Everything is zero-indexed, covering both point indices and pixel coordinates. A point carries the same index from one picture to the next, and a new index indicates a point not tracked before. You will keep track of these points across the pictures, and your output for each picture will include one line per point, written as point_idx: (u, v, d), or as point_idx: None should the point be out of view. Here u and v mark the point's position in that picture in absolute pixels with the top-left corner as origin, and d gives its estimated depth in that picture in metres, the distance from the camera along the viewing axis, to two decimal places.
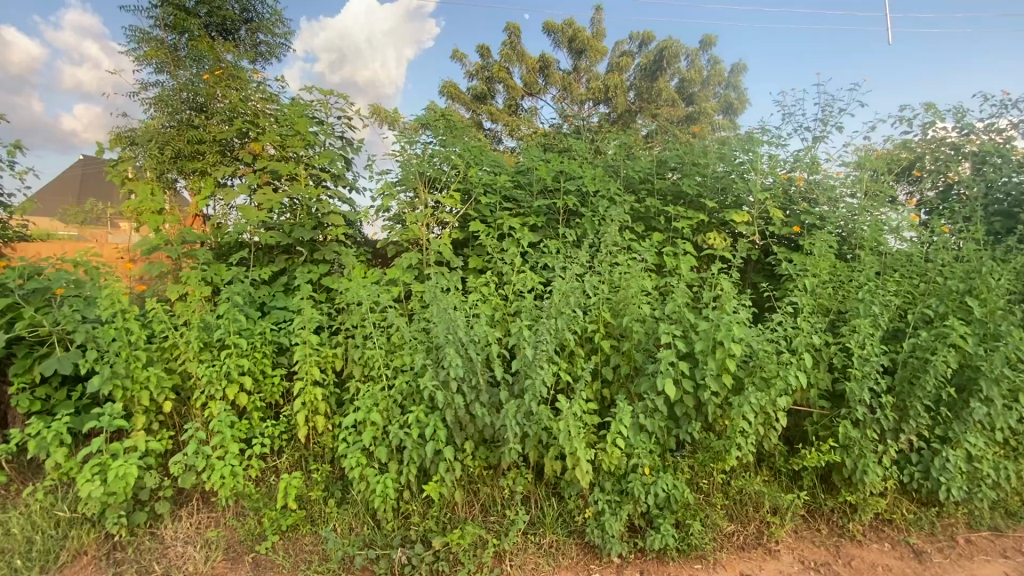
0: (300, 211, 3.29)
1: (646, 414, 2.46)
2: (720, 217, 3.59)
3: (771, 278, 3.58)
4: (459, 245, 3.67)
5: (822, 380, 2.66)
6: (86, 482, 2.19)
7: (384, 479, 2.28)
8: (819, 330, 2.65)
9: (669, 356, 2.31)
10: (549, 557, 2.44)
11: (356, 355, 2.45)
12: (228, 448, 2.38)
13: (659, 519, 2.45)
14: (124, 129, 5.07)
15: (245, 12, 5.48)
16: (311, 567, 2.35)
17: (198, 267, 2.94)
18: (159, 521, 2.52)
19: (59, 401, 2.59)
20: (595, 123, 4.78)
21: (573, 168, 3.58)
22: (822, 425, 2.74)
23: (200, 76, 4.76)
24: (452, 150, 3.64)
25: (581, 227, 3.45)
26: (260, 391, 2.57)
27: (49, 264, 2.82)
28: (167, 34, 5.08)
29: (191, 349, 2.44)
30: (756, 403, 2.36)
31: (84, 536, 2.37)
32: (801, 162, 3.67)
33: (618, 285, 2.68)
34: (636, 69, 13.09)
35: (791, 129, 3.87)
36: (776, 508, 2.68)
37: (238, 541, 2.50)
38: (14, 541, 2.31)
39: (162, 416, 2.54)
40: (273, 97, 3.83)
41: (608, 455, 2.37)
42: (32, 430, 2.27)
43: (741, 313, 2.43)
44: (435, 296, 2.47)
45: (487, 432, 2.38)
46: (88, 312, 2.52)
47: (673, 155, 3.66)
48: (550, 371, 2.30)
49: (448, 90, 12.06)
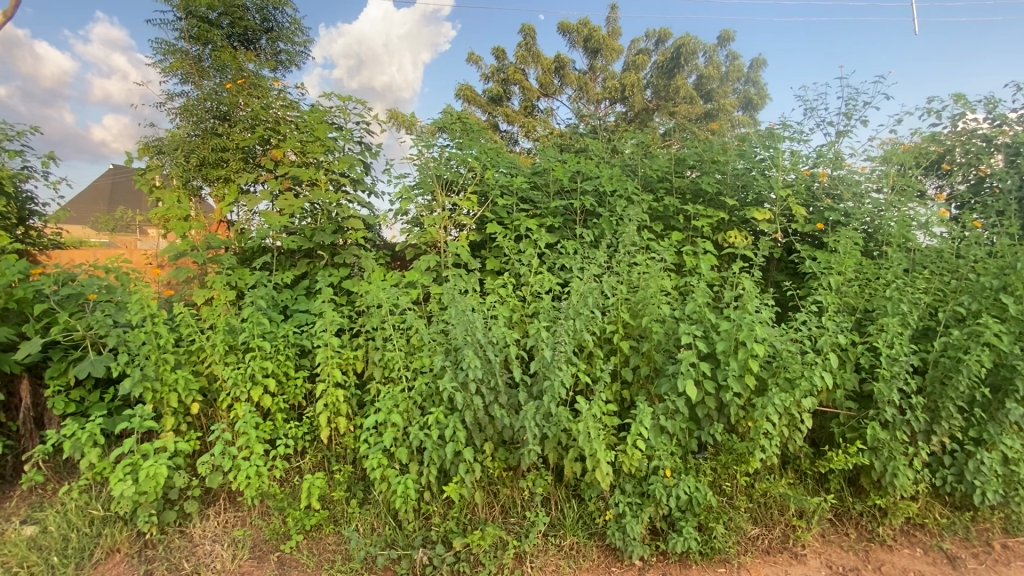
0: (320, 216, 3.34)
1: (667, 415, 2.44)
2: (741, 215, 3.55)
3: (794, 276, 3.52)
4: (476, 247, 3.69)
5: (849, 380, 2.59)
6: (118, 482, 2.26)
7: (406, 480, 2.30)
8: (844, 330, 2.59)
9: (690, 356, 2.28)
10: (570, 559, 2.43)
11: (377, 357, 2.48)
12: (253, 449, 2.43)
13: (681, 522, 2.42)
14: (151, 139, 5.23)
15: (266, 22, 5.59)
16: (335, 566, 2.38)
17: (224, 272, 3.01)
18: (188, 520, 2.58)
19: (92, 403, 2.68)
20: (611, 122, 4.75)
21: (591, 168, 3.57)
22: (849, 427, 2.68)
23: (224, 85, 4.88)
24: (469, 153, 3.67)
25: (598, 227, 3.44)
26: (284, 393, 2.61)
27: (82, 271, 2.91)
28: (191, 45, 5.22)
29: (217, 351, 2.49)
30: (781, 404, 2.31)
31: (117, 533, 2.44)
32: (824, 158, 3.56)
33: (637, 285, 2.66)
34: (653, 67, 12.89)
35: (814, 124, 3.78)
36: (802, 511, 2.62)
37: (263, 540, 2.55)
38: (51, 538, 2.39)
39: (189, 417, 2.60)
40: (294, 105, 3.90)
41: (629, 457, 2.35)
42: (67, 431, 2.35)
43: (763, 312, 2.38)
44: (454, 299, 2.48)
45: (506, 433, 2.39)
46: (119, 317, 2.59)
47: (692, 153, 3.62)
48: (569, 372, 2.28)
49: (465, 92, 12.14)
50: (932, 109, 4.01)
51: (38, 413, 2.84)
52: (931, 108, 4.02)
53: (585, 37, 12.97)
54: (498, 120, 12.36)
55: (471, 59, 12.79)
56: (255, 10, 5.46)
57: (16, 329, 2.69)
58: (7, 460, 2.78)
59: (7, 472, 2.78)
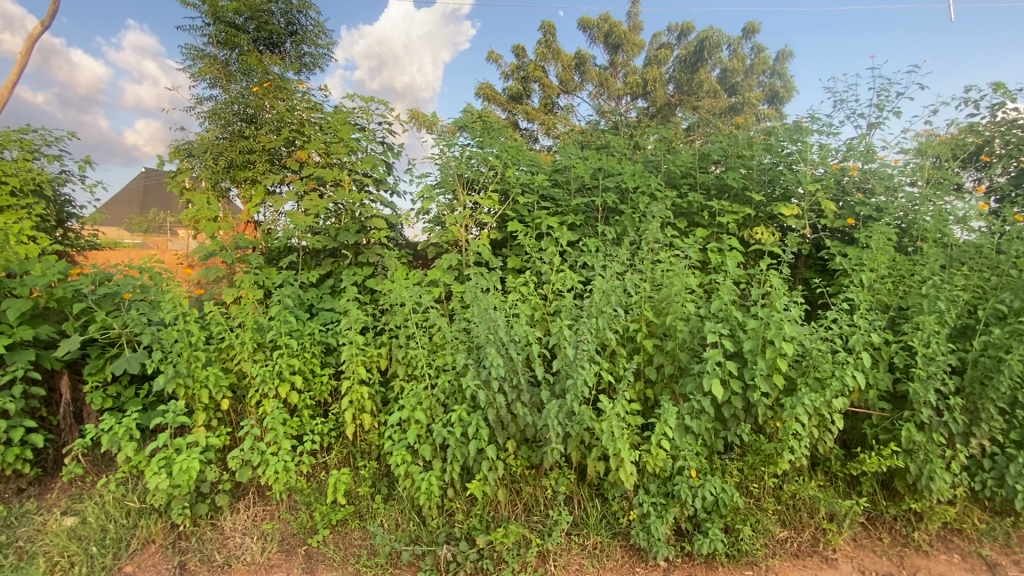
0: (344, 216, 3.39)
1: (692, 415, 2.40)
2: (768, 211, 3.47)
3: (823, 274, 3.43)
4: (497, 245, 3.70)
5: (882, 381, 2.52)
6: (154, 475, 2.33)
7: (429, 476, 2.32)
8: (877, 329, 2.51)
9: (716, 356, 2.24)
10: (593, 558, 2.42)
11: (400, 355, 2.51)
12: (282, 444, 2.48)
13: (707, 523, 2.38)
14: (182, 142, 5.39)
15: (290, 25, 5.68)
16: (360, 561, 2.42)
17: (252, 272, 3.08)
18: (220, 513, 2.64)
19: (128, 399, 2.78)
20: (633, 118, 4.69)
21: (613, 165, 3.53)
22: (882, 428, 2.60)
23: (250, 88, 4.98)
24: (490, 152, 3.68)
25: (620, 224, 3.40)
26: (310, 390, 2.66)
27: (118, 271, 3.00)
28: (219, 50, 5.35)
29: (246, 349, 2.55)
30: (810, 404, 2.25)
31: (153, 524, 2.51)
32: (855, 151, 3.48)
33: (660, 283, 2.63)
34: (676, 61, 12.70)
35: (843, 117, 3.67)
36: (833, 514, 2.55)
37: (291, 533, 2.60)
38: (90, 529, 2.48)
39: (220, 412, 2.67)
40: (318, 107, 3.89)
41: (653, 457, 2.33)
42: (105, 426, 2.44)
43: (792, 310, 2.33)
44: (476, 297, 2.49)
45: (529, 431, 2.39)
46: (153, 316, 2.67)
47: (716, 148, 3.55)
48: (592, 371, 2.26)
49: (485, 91, 12.15)
50: (970, 99, 3.85)
51: (77, 407, 2.95)
52: (968, 97, 3.85)
53: (606, 32, 12.84)
54: (518, 118, 12.32)
55: (491, 58, 12.82)
56: (279, 13, 5.55)
57: (56, 327, 2.79)
58: (48, 452, 2.89)
59: (49, 465, 2.89)
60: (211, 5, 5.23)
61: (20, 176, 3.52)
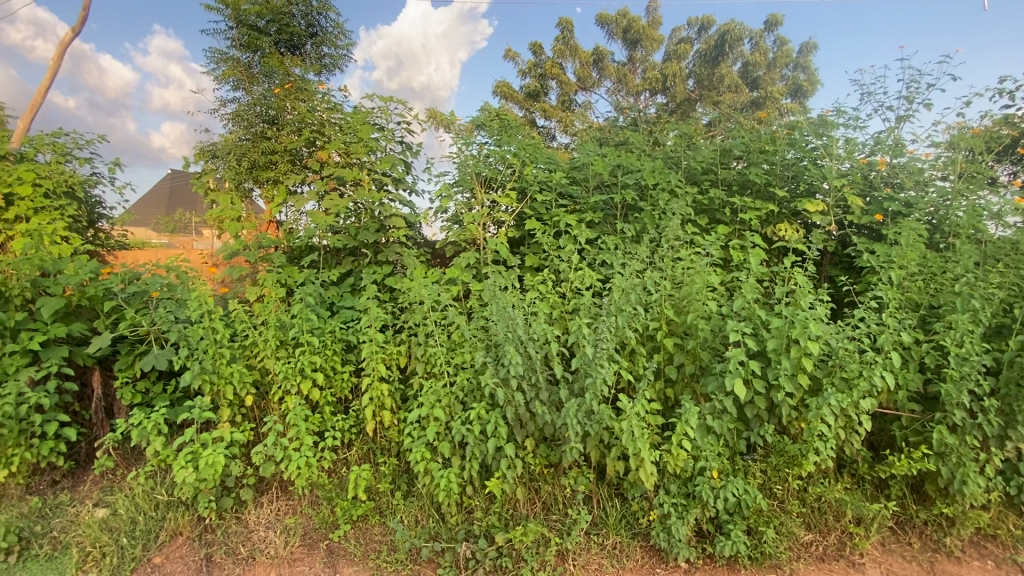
0: (364, 215, 3.43)
1: (714, 415, 2.37)
2: (791, 207, 3.39)
3: (850, 271, 3.34)
4: (515, 243, 3.69)
5: (913, 381, 2.44)
6: (181, 469, 2.39)
7: (448, 473, 2.33)
8: (907, 328, 2.44)
9: (739, 355, 2.20)
10: (613, 558, 2.41)
11: (419, 353, 2.53)
12: (304, 440, 2.51)
13: (729, 525, 2.34)
14: (206, 144, 5.51)
15: (311, 27, 5.76)
16: (381, 556, 2.45)
17: (274, 271, 3.14)
18: (244, 507, 2.69)
19: (156, 395, 2.85)
20: (652, 114, 4.63)
21: (631, 162, 3.49)
22: (912, 430, 2.53)
23: (272, 90, 5.06)
24: (508, 150, 3.67)
25: (640, 221, 3.37)
26: (331, 387, 2.70)
27: (146, 270, 3.09)
28: (242, 53, 5.45)
29: (269, 346, 2.59)
30: (837, 404, 2.20)
31: (180, 517, 2.57)
32: (883, 145, 3.38)
33: (681, 281, 2.59)
34: (696, 56, 12.55)
35: (871, 110, 3.57)
36: (860, 518, 2.49)
37: (314, 528, 2.64)
38: (121, 520, 2.54)
39: (244, 408, 2.72)
40: (337, 107, 3.91)
41: (674, 457, 2.30)
42: (135, 420, 2.51)
43: (818, 309, 2.28)
44: (494, 295, 2.49)
45: (547, 430, 2.38)
46: (180, 314, 2.73)
47: (738, 143, 3.49)
48: (611, 370, 2.24)
49: (502, 91, 12.13)
50: (1005, 90, 3.71)
51: (108, 402, 3.04)
52: (1003, 89, 3.72)
53: (624, 27, 12.72)
54: (536, 115, 12.27)
55: (508, 57, 12.82)
56: (300, 16, 5.63)
57: (88, 324, 2.88)
58: (81, 446, 2.98)
59: (82, 458, 2.99)
60: (234, 9, 5.33)
61: (54, 179, 3.64)
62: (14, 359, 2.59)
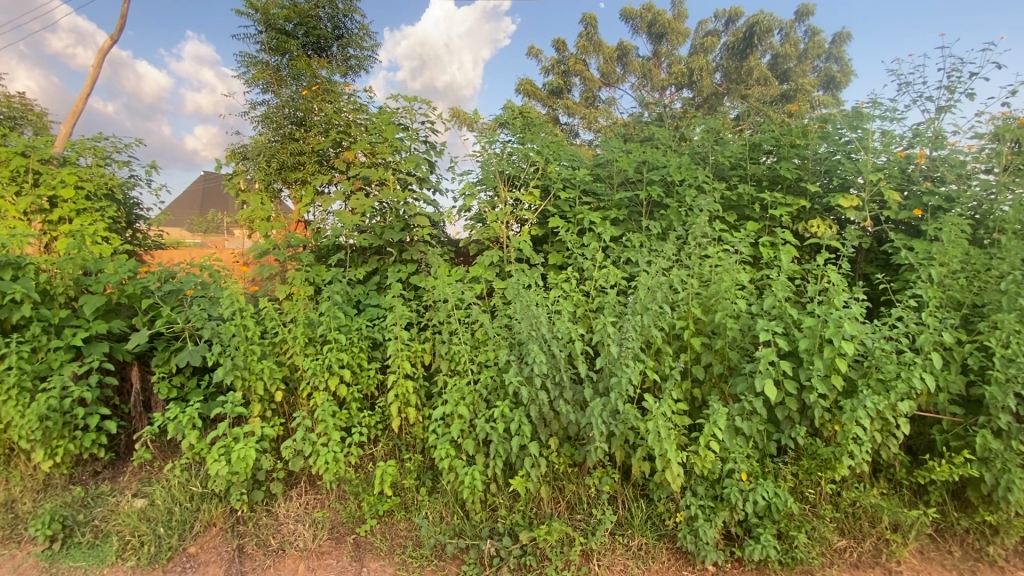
0: (389, 215, 3.48)
1: (743, 416, 2.32)
2: (824, 202, 3.29)
3: (885, 269, 3.22)
4: (539, 242, 3.68)
5: (954, 384, 2.34)
6: (214, 462, 2.46)
7: (473, 471, 2.34)
8: (949, 327, 2.34)
9: (770, 355, 2.15)
10: (638, 559, 2.38)
11: (443, 351, 2.54)
12: (331, 436, 2.56)
13: (758, 528, 2.29)
14: (237, 146, 5.65)
15: (337, 29, 5.84)
16: (406, 552, 2.48)
17: (303, 269, 3.20)
18: (274, 501, 2.76)
19: (191, 390, 2.95)
20: (678, 108, 4.55)
21: (657, 158, 3.43)
22: (953, 434, 2.43)
23: (300, 93, 5.17)
24: (531, 147, 3.66)
25: (666, 219, 3.32)
26: (358, 383, 2.74)
27: (180, 268, 3.19)
28: (271, 56, 5.57)
29: (298, 343, 2.64)
30: (873, 406, 2.12)
31: (213, 509, 2.65)
32: (923, 137, 3.24)
33: (709, 279, 2.54)
34: (723, 49, 12.32)
35: (909, 101, 3.43)
36: (897, 524, 2.40)
37: (341, 522, 2.68)
38: (158, 511, 2.63)
39: (274, 404, 2.78)
40: (362, 108, 3.97)
41: (701, 458, 2.26)
42: (171, 414, 2.59)
43: (853, 307, 2.21)
44: (518, 293, 2.49)
45: (571, 429, 2.37)
46: (213, 311, 2.80)
47: (768, 138, 3.40)
48: (637, 369, 2.21)
49: (525, 87, 12.11)
50: None
51: (146, 396, 3.16)
52: None
53: (649, 21, 12.56)
54: (559, 112, 12.22)
55: (531, 54, 12.77)
56: (326, 18, 5.71)
57: (127, 321, 2.99)
58: (121, 438, 3.10)
59: (122, 449, 3.11)
60: (263, 14, 5.44)
61: (95, 181, 3.80)
62: (59, 354, 2.71)
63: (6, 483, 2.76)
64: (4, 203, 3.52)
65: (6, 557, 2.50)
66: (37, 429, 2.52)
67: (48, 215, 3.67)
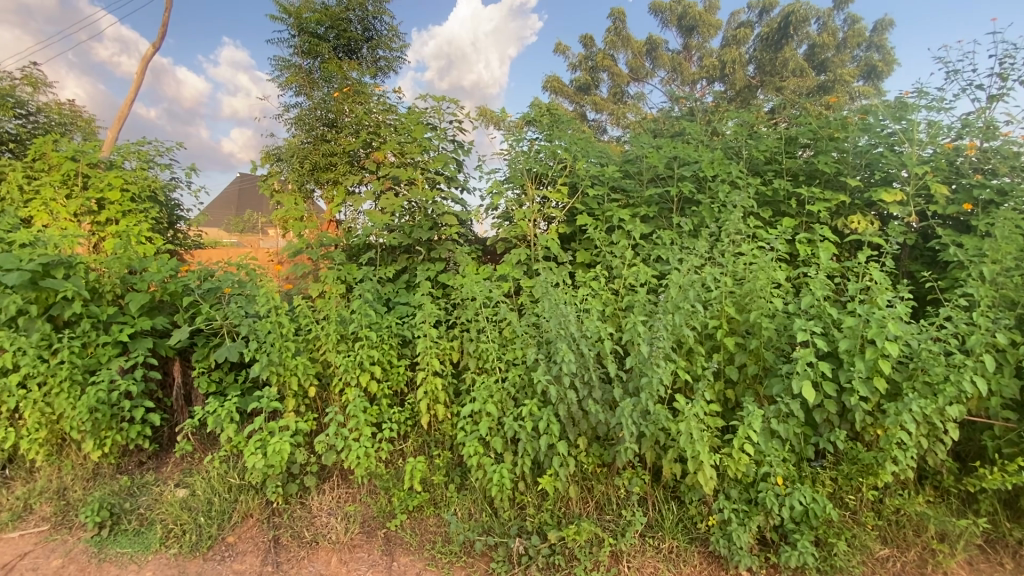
0: (418, 213, 3.52)
1: (779, 418, 2.25)
2: (865, 197, 3.16)
3: (932, 266, 3.07)
4: (567, 239, 3.66)
5: (1008, 388, 2.22)
6: (251, 454, 2.54)
7: (501, 469, 2.34)
8: (1002, 328, 2.21)
9: (808, 356, 2.08)
10: (669, 562, 2.33)
11: (472, 348, 2.56)
12: (363, 431, 2.60)
13: (795, 534, 2.22)
14: (272, 147, 5.82)
15: (367, 31, 5.93)
16: (436, 547, 2.51)
17: (335, 268, 3.27)
18: (308, 494, 2.82)
19: (229, 384, 3.05)
20: (710, 102, 4.44)
21: (688, 153, 3.35)
22: (1006, 441, 2.30)
23: (331, 95, 5.28)
24: (559, 145, 3.63)
25: (698, 215, 3.25)
26: (388, 379, 2.78)
27: (219, 267, 3.29)
28: (304, 59, 5.70)
29: (331, 340, 2.70)
30: (919, 410, 2.03)
31: (251, 500, 2.74)
32: (972, 128, 3.08)
33: (743, 277, 2.48)
34: (757, 40, 11.98)
35: (958, 90, 3.26)
36: (944, 534, 2.29)
37: (372, 516, 2.73)
38: (199, 501, 2.73)
39: (308, 399, 2.85)
40: (391, 109, 4.03)
41: (735, 461, 2.21)
42: (210, 408, 2.68)
43: (897, 307, 2.11)
44: (547, 292, 2.48)
45: (600, 429, 2.35)
46: (249, 309, 2.89)
47: (805, 131, 3.29)
48: (668, 370, 2.17)
49: (551, 84, 12.06)
50: None
51: (187, 391, 3.28)
52: None
53: (679, 14, 12.34)
54: (587, 109, 12.14)
55: (559, 51, 12.71)
56: (357, 21, 5.81)
57: (169, 318, 3.11)
58: (164, 430, 3.23)
59: (165, 441, 3.24)
60: (296, 18, 5.57)
61: (139, 184, 3.97)
62: (107, 349, 2.84)
63: (58, 472, 2.91)
64: (57, 205, 3.70)
65: (59, 542, 2.63)
66: (88, 420, 2.65)
67: (96, 217, 3.85)
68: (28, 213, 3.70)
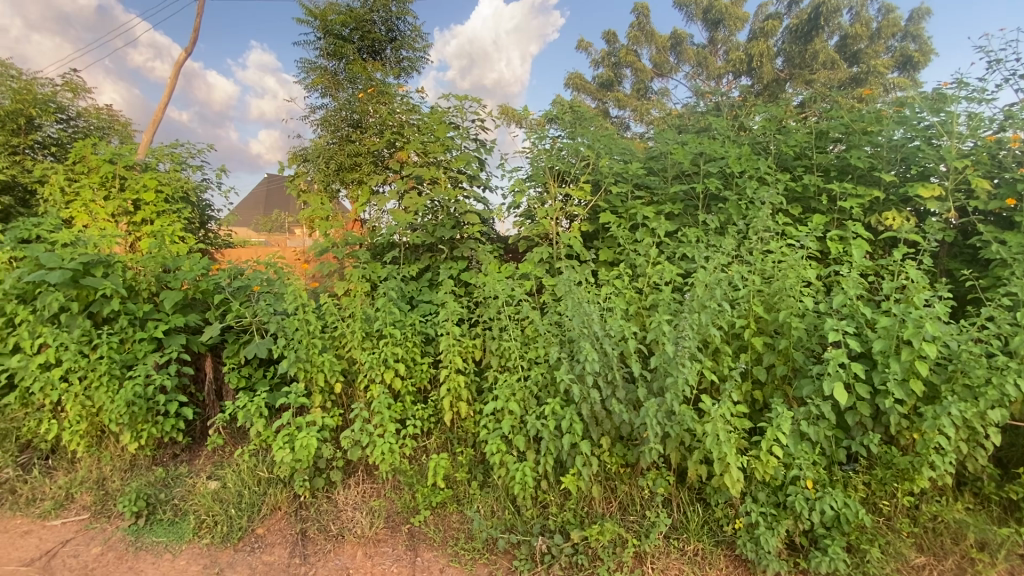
0: (440, 212, 3.55)
1: (809, 421, 2.20)
2: (900, 193, 3.06)
3: (972, 264, 2.94)
4: (589, 237, 3.64)
5: None
6: (280, 449, 2.60)
7: (523, 467, 2.34)
8: None
9: (840, 356, 2.02)
10: (694, 565, 2.30)
11: (494, 346, 2.57)
12: (387, 427, 2.64)
13: (826, 540, 2.16)
14: (298, 148, 5.93)
15: (390, 32, 5.99)
16: (459, 544, 2.53)
17: (359, 266, 3.32)
18: (334, 488, 2.87)
19: (258, 380, 3.13)
20: (736, 96, 4.35)
21: (714, 149, 3.29)
22: None
23: (356, 96, 5.35)
24: (581, 142, 3.60)
25: (724, 212, 3.19)
26: (412, 376, 2.81)
27: (248, 266, 3.38)
28: (329, 61, 5.78)
29: (356, 338, 2.74)
30: (959, 414, 1.95)
31: (279, 493, 2.80)
32: (1017, 119, 2.94)
33: (771, 276, 2.42)
34: (786, 32, 11.66)
35: (1000, 79, 3.11)
36: (984, 543, 2.20)
37: (396, 511, 2.77)
38: (230, 493, 2.81)
39: (334, 395, 2.90)
40: (415, 108, 4.07)
41: (763, 464, 2.16)
42: (240, 403, 2.76)
43: (935, 307, 2.04)
44: (569, 290, 2.47)
45: (624, 429, 2.33)
46: (277, 306, 2.95)
47: (836, 125, 3.20)
48: (694, 369, 2.14)
49: (574, 81, 11.99)
50: None
51: (218, 386, 3.38)
52: None
53: (705, 8, 12.12)
54: (610, 106, 12.04)
55: (581, 47, 12.62)
56: (380, 22, 5.88)
57: (201, 315, 3.20)
58: (196, 424, 3.34)
59: (197, 434, 3.35)
60: (321, 21, 5.66)
61: (172, 186, 4.09)
62: (143, 345, 2.94)
63: (98, 463, 3.03)
64: (95, 207, 3.85)
65: (98, 530, 2.74)
66: (125, 412, 2.75)
67: (132, 217, 3.99)
68: (69, 214, 3.85)
